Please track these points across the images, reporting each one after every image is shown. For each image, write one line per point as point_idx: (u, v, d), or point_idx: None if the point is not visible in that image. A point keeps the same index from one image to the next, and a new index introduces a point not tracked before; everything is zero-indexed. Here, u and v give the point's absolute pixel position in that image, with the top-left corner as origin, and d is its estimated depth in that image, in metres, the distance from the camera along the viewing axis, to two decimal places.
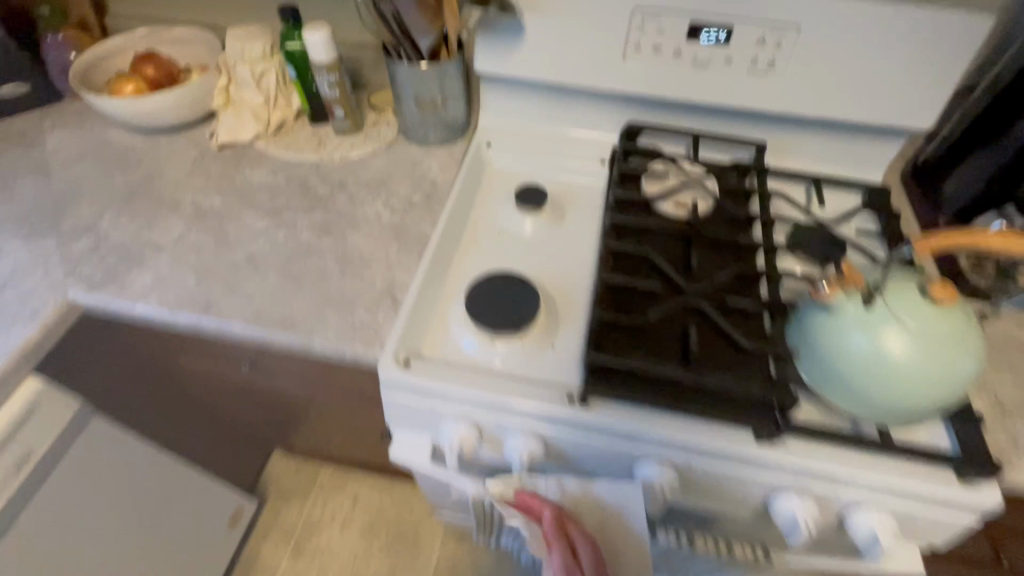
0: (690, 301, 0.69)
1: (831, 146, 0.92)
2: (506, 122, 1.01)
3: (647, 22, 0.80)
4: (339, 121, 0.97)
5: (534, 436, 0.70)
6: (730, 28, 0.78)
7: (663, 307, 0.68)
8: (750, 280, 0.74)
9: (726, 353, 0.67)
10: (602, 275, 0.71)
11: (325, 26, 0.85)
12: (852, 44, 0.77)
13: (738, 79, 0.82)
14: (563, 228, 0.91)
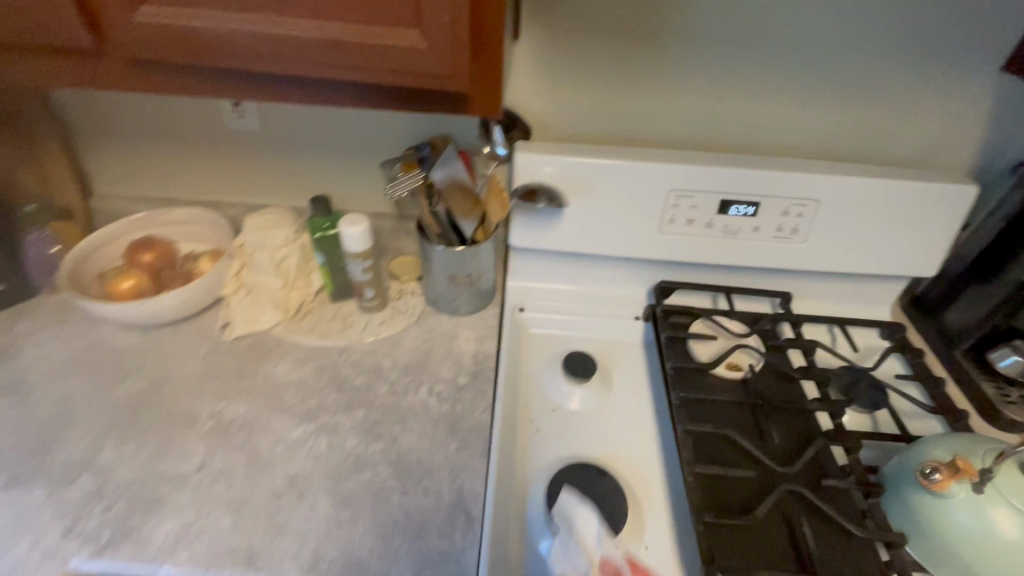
0: (790, 488, 0.67)
1: (844, 290, 0.99)
2: (536, 284, 1.02)
3: (681, 200, 0.85)
4: (367, 300, 0.93)
5: None
6: (757, 203, 0.85)
7: (767, 500, 0.66)
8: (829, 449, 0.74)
9: (839, 545, 0.64)
10: (697, 468, 0.68)
11: (364, 218, 0.83)
12: (863, 212, 0.86)
13: (766, 243, 0.88)
14: (616, 395, 0.89)
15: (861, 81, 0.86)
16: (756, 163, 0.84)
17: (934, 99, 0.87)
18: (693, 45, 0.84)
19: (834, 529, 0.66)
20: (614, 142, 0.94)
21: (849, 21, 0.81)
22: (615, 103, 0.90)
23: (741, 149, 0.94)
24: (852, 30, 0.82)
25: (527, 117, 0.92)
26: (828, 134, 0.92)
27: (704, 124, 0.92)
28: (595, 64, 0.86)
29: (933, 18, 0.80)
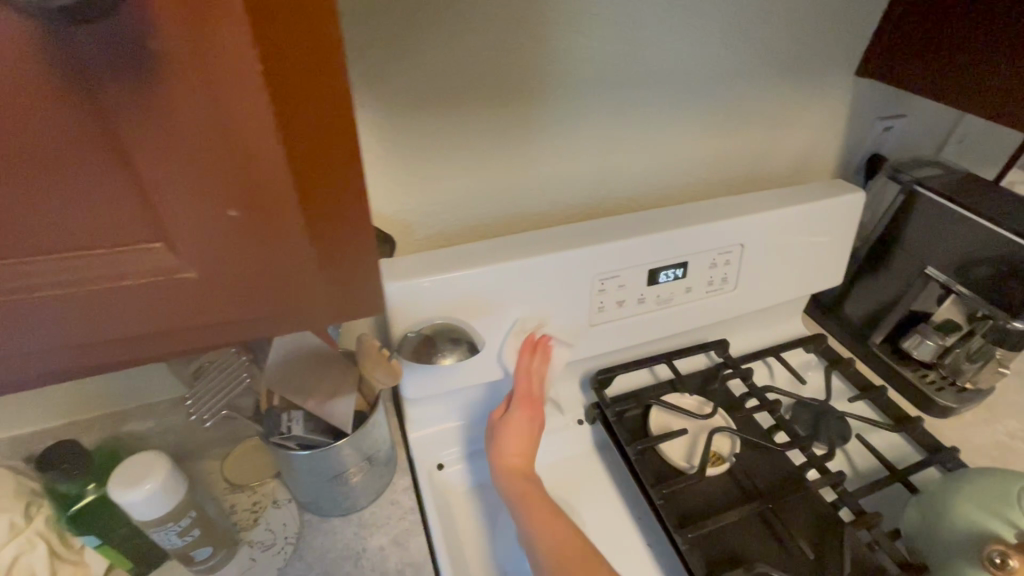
0: None
1: (765, 316, 0.93)
2: (446, 425, 0.77)
3: (607, 283, 0.68)
4: (201, 559, 0.57)
5: None
6: (685, 263, 0.71)
7: None
8: (842, 532, 0.62)
9: None
10: None
11: (165, 456, 0.50)
12: (781, 242, 0.78)
13: (701, 301, 0.75)
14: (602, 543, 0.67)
15: (757, 104, 0.75)
16: (673, 221, 0.70)
17: (811, 111, 0.82)
18: (579, 99, 0.64)
19: None
20: (500, 229, 0.71)
21: (741, 41, 0.68)
22: (492, 182, 0.67)
23: (648, 200, 0.78)
24: (746, 51, 0.69)
25: (381, 221, 0.65)
26: (728, 164, 0.80)
27: (604, 183, 0.73)
28: (458, 142, 0.62)
29: (811, 29, 0.72)
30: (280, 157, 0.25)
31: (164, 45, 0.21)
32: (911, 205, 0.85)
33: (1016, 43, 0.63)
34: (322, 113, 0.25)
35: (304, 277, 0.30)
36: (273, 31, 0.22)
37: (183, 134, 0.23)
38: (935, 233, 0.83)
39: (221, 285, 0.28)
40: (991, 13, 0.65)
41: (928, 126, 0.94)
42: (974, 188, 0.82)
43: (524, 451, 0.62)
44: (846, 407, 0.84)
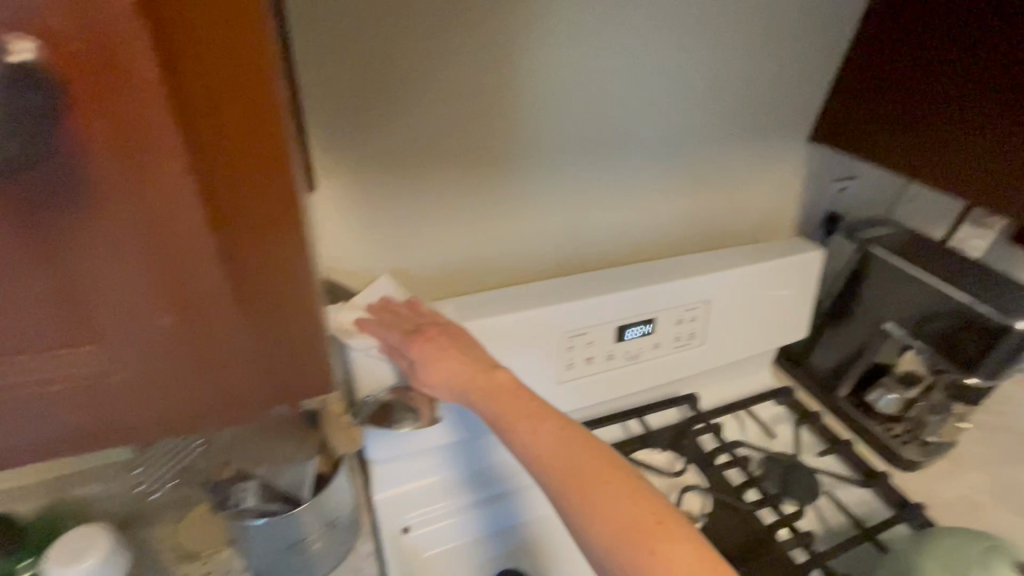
0: None
1: (733, 369, 0.94)
2: (415, 485, 0.75)
3: (575, 340, 0.68)
4: None
5: None
6: (652, 319, 0.73)
7: None
8: None
9: None
10: None
11: (107, 528, 0.48)
12: (746, 299, 0.80)
13: (669, 357, 0.77)
14: None
15: (717, 168, 0.79)
16: (640, 279, 0.72)
17: (769, 174, 0.86)
18: (547, 162, 0.67)
19: None
20: (469, 286, 0.72)
21: (698, 110, 0.72)
22: (463, 241, 0.68)
23: (616, 257, 0.80)
24: (704, 119, 0.73)
25: (349, 278, 0.65)
26: (692, 223, 0.83)
27: (573, 241, 0.75)
28: (429, 203, 0.63)
29: (765, 100, 0.77)
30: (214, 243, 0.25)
31: (91, 151, 0.22)
32: (867, 263, 0.89)
33: (954, 119, 0.68)
34: (258, 188, 0.25)
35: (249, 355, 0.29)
36: (186, 96, 0.23)
37: (112, 215, 0.23)
38: (891, 289, 0.86)
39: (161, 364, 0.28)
40: (930, 90, 0.70)
41: (880, 189, 1.00)
42: (925, 248, 0.87)
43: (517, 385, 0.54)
44: (816, 462, 0.85)
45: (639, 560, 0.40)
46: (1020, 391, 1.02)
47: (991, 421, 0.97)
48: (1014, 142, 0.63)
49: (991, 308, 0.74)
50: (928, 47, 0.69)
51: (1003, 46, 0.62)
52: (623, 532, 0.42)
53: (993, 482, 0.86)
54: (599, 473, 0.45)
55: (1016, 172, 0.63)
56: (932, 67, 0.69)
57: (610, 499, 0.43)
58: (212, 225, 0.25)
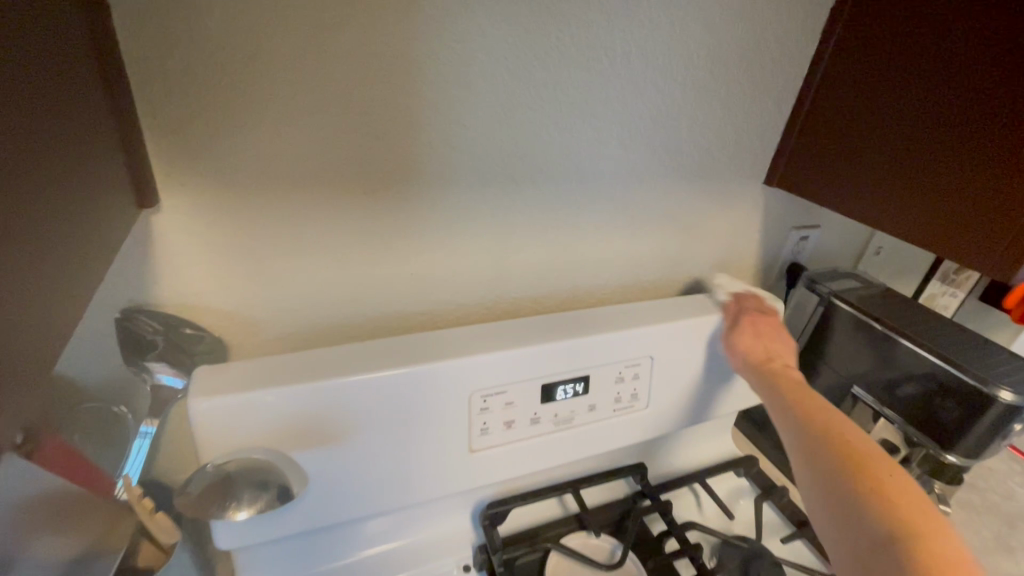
0: None
1: (689, 433, 0.83)
2: None
3: (490, 399, 0.57)
4: None
5: None
6: (585, 376, 0.62)
7: None
8: None
9: None
10: None
11: None
12: (699, 357, 0.70)
13: (608, 420, 0.66)
14: None
15: (663, 205, 0.72)
16: (571, 327, 0.62)
17: (723, 216, 0.79)
18: (462, 190, 0.58)
19: None
20: (370, 329, 0.62)
21: (636, 144, 0.65)
22: (362, 276, 0.58)
23: (547, 301, 0.71)
24: (642, 154, 0.66)
25: (214, 317, 0.54)
26: (636, 267, 0.75)
27: (496, 281, 0.66)
28: (315, 232, 0.54)
29: (716, 134, 0.70)
30: None
31: None
32: (832, 318, 0.80)
33: (921, 166, 0.61)
34: None
35: None
36: None
37: None
38: (859, 348, 0.78)
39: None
40: (898, 132, 0.63)
41: (843, 239, 0.94)
42: (893, 303, 0.79)
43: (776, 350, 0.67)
44: (782, 549, 0.73)
45: (870, 477, 0.45)
46: (998, 464, 0.93)
47: (972, 500, 0.87)
48: (987, 194, 0.56)
49: (966, 374, 0.65)
50: (893, 88, 0.63)
51: (972, 89, 0.56)
52: (851, 456, 0.47)
53: (980, 573, 0.75)
54: (828, 414, 0.53)
55: (990, 228, 0.56)
56: (899, 109, 0.63)
57: (851, 468, 0.46)
58: None
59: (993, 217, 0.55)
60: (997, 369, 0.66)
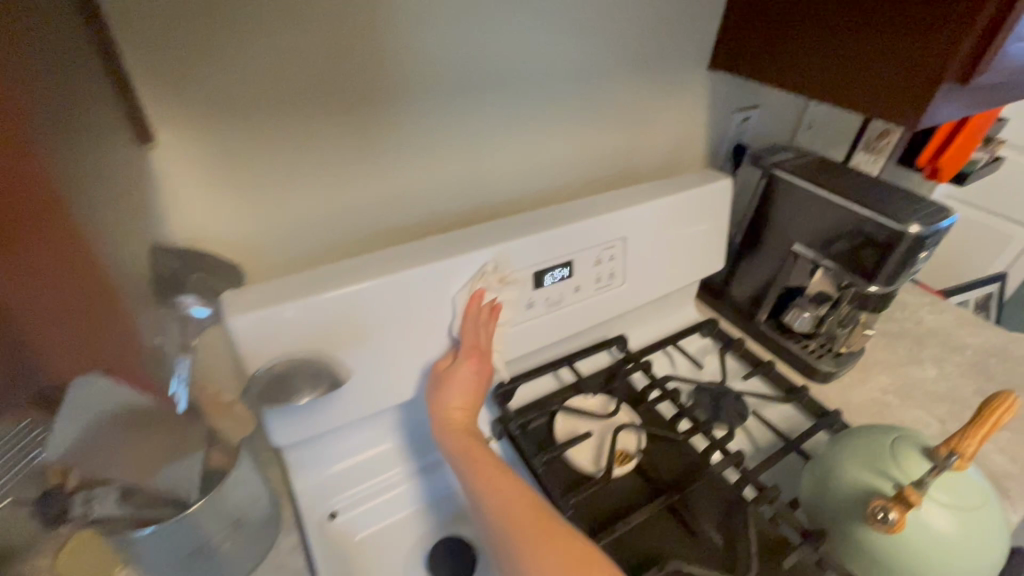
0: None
1: (659, 307, 0.95)
2: (342, 467, 0.69)
3: (491, 289, 0.65)
4: None
5: None
6: (569, 261, 0.70)
7: None
8: (743, 511, 0.63)
9: None
10: None
11: None
12: (665, 235, 0.79)
13: (591, 298, 0.75)
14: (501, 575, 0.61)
15: (620, 100, 0.77)
16: (552, 219, 0.69)
17: (674, 104, 0.85)
18: (436, 97, 0.61)
19: None
20: (368, 242, 0.67)
21: (592, 40, 0.69)
22: (354, 192, 0.62)
23: (524, 199, 0.77)
24: (600, 47, 0.70)
25: (223, 246, 0.57)
26: (601, 161, 0.82)
27: (476, 185, 0.71)
28: (305, 153, 0.56)
29: (663, 23, 0.74)
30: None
31: None
32: (772, 185, 0.90)
33: (849, 45, 0.68)
34: None
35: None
36: None
37: None
38: (797, 210, 0.88)
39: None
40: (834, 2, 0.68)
41: (781, 114, 1.02)
42: (823, 166, 0.90)
43: (466, 403, 0.62)
44: (743, 385, 0.87)
45: None
46: (910, 298, 1.11)
47: (892, 327, 1.04)
48: (899, 68, 0.64)
49: (887, 217, 0.77)
50: None
51: None
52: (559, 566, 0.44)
53: (896, 379, 0.93)
54: (527, 512, 0.49)
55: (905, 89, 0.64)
56: None
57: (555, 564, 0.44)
58: None
59: (907, 87, 0.64)
60: (908, 208, 0.78)
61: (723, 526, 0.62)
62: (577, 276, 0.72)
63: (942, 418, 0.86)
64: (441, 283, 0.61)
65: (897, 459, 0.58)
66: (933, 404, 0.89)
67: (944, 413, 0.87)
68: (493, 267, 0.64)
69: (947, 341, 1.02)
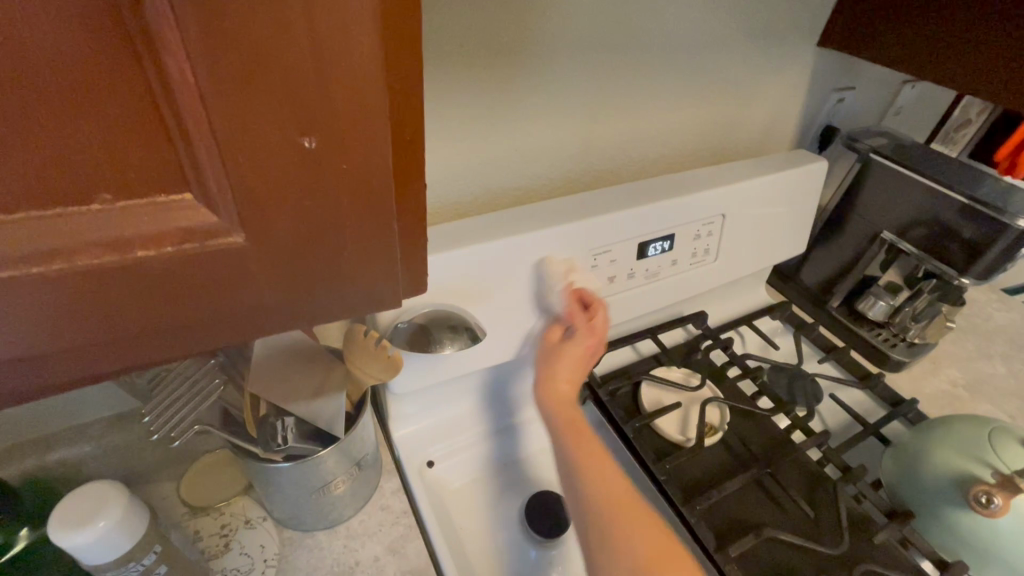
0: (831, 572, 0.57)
1: (734, 286, 0.95)
2: (437, 421, 0.72)
3: (599, 258, 0.66)
4: None
5: None
6: (671, 235, 0.71)
7: None
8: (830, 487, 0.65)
9: None
10: None
11: (113, 481, 0.42)
12: (759, 216, 0.79)
13: (684, 273, 0.76)
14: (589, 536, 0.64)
15: (731, 72, 0.76)
16: (660, 190, 0.69)
17: (778, 81, 0.83)
18: (561, 60, 0.62)
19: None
20: (479, 200, 0.68)
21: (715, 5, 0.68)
22: (472, 150, 0.63)
23: (623, 170, 0.77)
24: (719, 17, 0.69)
25: None
26: (701, 135, 0.81)
27: (583, 150, 0.71)
28: (441, 109, 0.58)
29: None
30: (316, 228, 0.24)
31: (323, 161, 0.23)
32: (864, 170, 0.89)
33: (942, 65, 0.71)
34: (323, 216, 0.24)
35: (253, 312, 0.26)
36: (365, 147, 0.23)
37: (270, 193, 0.22)
38: (890, 196, 0.87)
39: (160, 291, 0.23)
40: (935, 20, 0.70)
41: (872, 98, 1.00)
42: (924, 155, 0.87)
43: (575, 378, 0.61)
44: (816, 369, 0.88)
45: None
46: (980, 295, 1.11)
47: (961, 323, 1.04)
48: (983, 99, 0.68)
49: (988, 208, 0.76)
50: None
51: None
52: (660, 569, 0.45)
53: (966, 373, 0.93)
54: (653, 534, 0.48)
55: None
56: (927, 15, 0.70)
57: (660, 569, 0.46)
58: (351, 232, 0.25)
59: None
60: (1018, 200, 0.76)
61: (811, 498, 0.64)
62: (675, 249, 0.73)
63: (1011, 414, 0.87)
64: (559, 249, 0.62)
65: (996, 450, 0.60)
66: (1003, 400, 0.90)
67: (1014, 410, 0.88)
68: (605, 235, 0.65)
69: (1017, 339, 1.02)
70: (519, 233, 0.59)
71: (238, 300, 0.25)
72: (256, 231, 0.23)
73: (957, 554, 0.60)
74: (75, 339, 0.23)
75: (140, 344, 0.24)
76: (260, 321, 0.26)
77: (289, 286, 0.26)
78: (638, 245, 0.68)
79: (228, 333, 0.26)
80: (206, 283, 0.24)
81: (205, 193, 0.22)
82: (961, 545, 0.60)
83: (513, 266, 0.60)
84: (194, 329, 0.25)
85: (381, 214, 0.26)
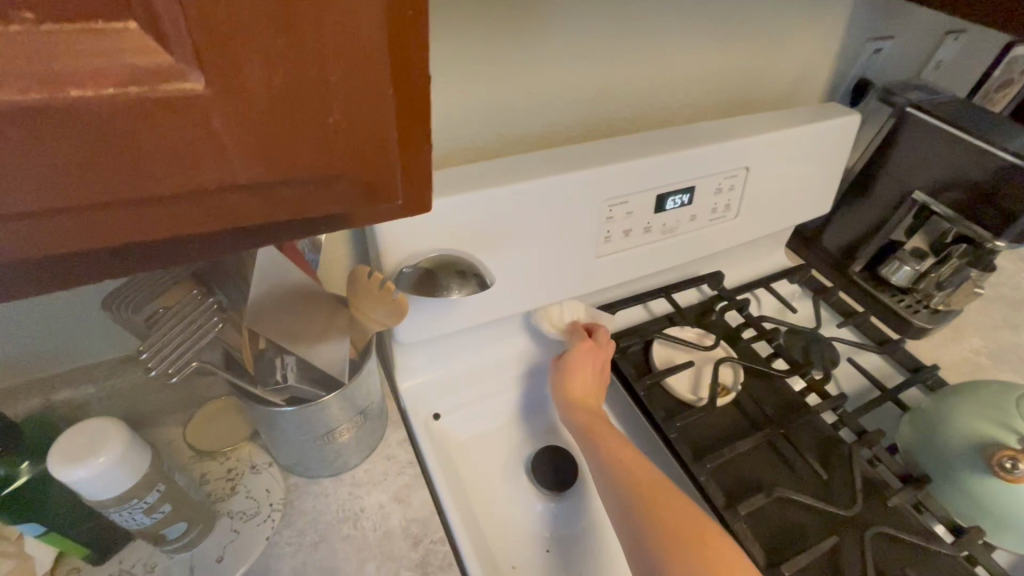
0: (841, 533, 0.56)
1: (753, 248, 0.92)
2: (443, 375, 0.71)
3: (615, 210, 0.63)
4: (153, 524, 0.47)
5: (569, 542, 0.60)
6: (692, 188, 0.67)
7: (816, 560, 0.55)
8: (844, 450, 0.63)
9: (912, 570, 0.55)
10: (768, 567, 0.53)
11: (114, 418, 0.41)
12: (784, 172, 0.75)
13: (703, 230, 0.73)
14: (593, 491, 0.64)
15: (762, 15, 0.71)
16: (682, 139, 0.66)
17: (812, 27, 0.78)
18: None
19: (901, 543, 0.57)
20: (489, 148, 0.65)
21: None
22: (483, 93, 0.60)
23: (642, 120, 0.73)
24: None
25: None
26: (727, 85, 0.76)
27: (600, 97, 0.67)
28: (451, 42, 0.55)
29: None
30: (299, 88, 0.21)
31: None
32: (899, 125, 0.84)
33: None
34: (306, 72, 0.21)
35: (222, 190, 0.22)
36: None
37: (244, 31, 0.19)
38: (925, 153, 0.82)
39: (111, 151, 0.19)
40: None
41: (912, 49, 0.93)
42: (965, 109, 0.82)
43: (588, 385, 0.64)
44: (834, 333, 0.86)
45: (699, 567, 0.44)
46: (1009, 263, 1.07)
47: (988, 291, 1.00)
48: None
49: None
50: None
51: None
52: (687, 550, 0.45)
53: (989, 342, 0.90)
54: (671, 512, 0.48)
55: None
56: None
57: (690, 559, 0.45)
58: (340, 98, 0.22)
59: None
60: None
61: (824, 460, 0.63)
62: (695, 203, 0.69)
63: None
64: (573, 197, 0.59)
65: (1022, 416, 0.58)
66: None
67: None
68: (623, 184, 0.61)
69: None
70: (532, 180, 0.56)
71: (206, 173, 0.21)
72: (227, 82, 0.19)
73: (971, 519, 0.59)
74: (11, 209, 0.19)
75: (95, 222, 0.21)
76: (230, 204, 0.23)
77: (268, 160, 0.22)
78: (656, 195, 0.65)
79: (188, 219, 0.23)
80: (166, 146, 0.20)
81: (160, 23, 0.18)
82: (976, 510, 0.58)
83: (525, 214, 0.57)
84: (151, 208, 0.21)
85: (374, 80, 0.23)
